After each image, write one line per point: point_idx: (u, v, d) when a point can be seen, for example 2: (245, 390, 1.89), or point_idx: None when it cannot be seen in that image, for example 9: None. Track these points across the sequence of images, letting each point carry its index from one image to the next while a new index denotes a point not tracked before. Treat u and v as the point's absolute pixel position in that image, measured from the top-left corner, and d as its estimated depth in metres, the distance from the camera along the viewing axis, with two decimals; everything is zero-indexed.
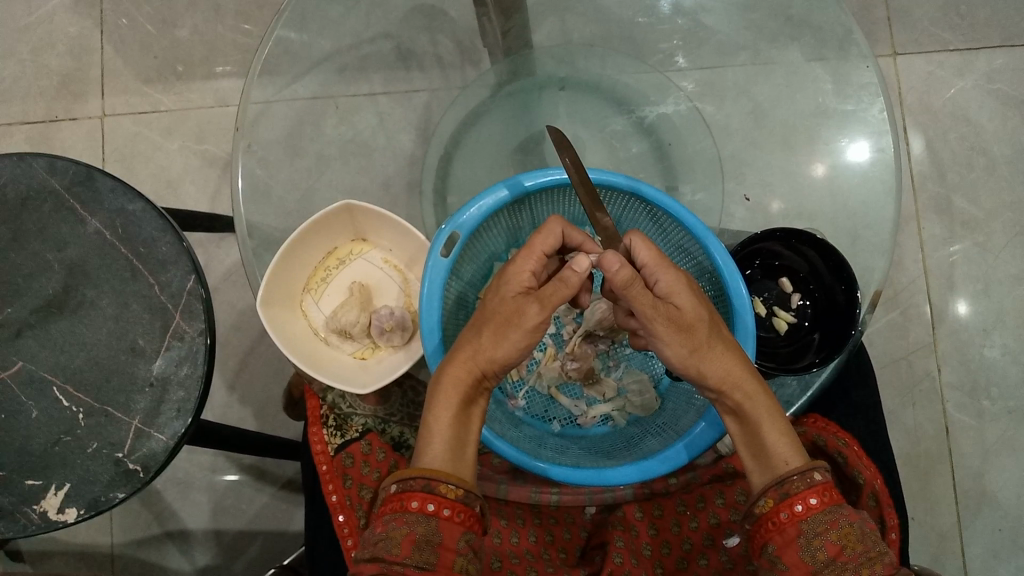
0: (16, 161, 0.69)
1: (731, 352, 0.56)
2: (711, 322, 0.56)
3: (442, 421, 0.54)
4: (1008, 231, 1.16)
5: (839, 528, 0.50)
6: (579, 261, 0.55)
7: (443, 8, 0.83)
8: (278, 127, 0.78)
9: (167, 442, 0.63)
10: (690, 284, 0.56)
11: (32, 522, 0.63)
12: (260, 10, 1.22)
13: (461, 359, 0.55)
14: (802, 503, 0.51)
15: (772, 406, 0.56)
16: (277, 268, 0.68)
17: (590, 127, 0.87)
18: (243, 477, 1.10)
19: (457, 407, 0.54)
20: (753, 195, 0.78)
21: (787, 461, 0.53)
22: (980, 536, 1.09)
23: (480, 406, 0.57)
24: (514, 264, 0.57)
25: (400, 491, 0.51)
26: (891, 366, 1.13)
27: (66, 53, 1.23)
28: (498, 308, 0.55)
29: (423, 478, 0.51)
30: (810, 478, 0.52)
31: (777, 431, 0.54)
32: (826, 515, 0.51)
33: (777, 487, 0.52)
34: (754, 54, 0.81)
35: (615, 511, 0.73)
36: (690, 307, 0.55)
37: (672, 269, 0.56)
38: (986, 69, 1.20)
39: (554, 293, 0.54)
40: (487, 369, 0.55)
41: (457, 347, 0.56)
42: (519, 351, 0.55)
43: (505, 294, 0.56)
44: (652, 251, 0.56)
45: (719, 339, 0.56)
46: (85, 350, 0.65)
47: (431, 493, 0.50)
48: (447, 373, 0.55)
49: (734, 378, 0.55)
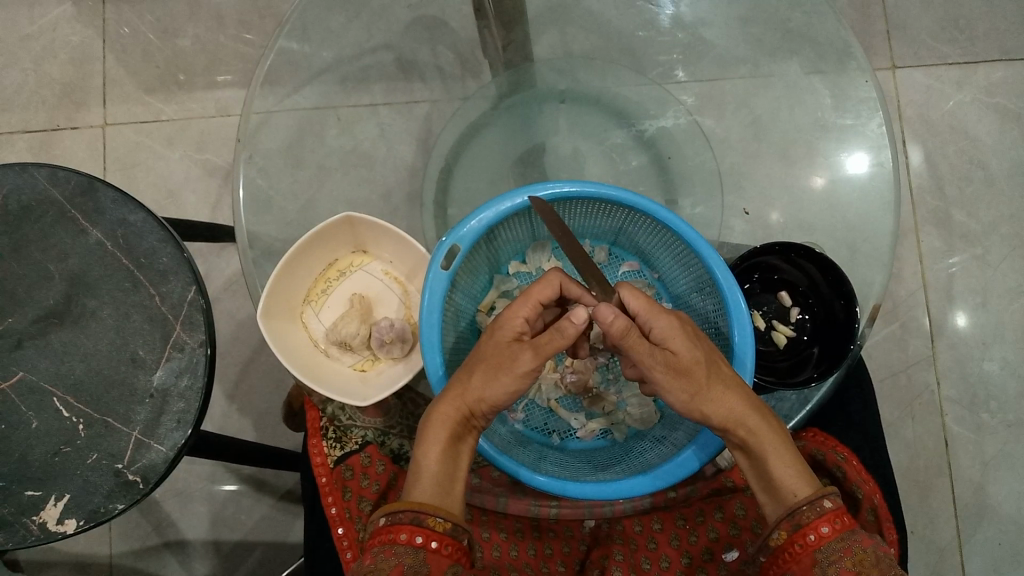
0: (18, 172, 0.70)
1: (733, 390, 0.57)
2: (710, 363, 0.57)
3: (432, 458, 0.55)
4: (1007, 244, 1.17)
5: (853, 554, 0.51)
6: (577, 311, 0.54)
7: (445, 19, 0.85)
8: (279, 138, 0.79)
9: (167, 453, 0.63)
10: (686, 328, 0.57)
11: (31, 534, 0.62)
12: (262, 20, 1.23)
13: (451, 397, 0.56)
14: (815, 533, 0.52)
15: (780, 438, 0.56)
16: (278, 279, 0.68)
17: (590, 140, 0.86)
18: (242, 487, 1.10)
19: (445, 442, 0.55)
20: (753, 209, 0.79)
21: (796, 492, 0.54)
22: (980, 550, 1.08)
23: (468, 443, 0.57)
24: (510, 309, 0.58)
25: (389, 524, 0.51)
26: (891, 379, 1.13)
27: (68, 62, 1.24)
28: (490, 353, 0.56)
29: (413, 511, 0.51)
30: (820, 506, 0.53)
31: (784, 463, 0.55)
32: (840, 542, 0.52)
33: (789, 518, 0.53)
34: (753, 67, 0.83)
35: (615, 524, 0.73)
36: (687, 350, 0.56)
37: (668, 315, 0.57)
38: (984, 83, 1.21)
39: (551, 341, 0.55)
40: (476, 407, 0.56)
41: (450, 386, 0.57)
42: (508, 394, 0.56)
43: (499, 340, 0.57)
44: (641, 300, 0.57)
45: (720, 376, 0.57)
46: (86, 360, 0.65)
47: (420, 525, 0.51)
48: (439, 411, 0.56)
49: (738, 414, 0.56)
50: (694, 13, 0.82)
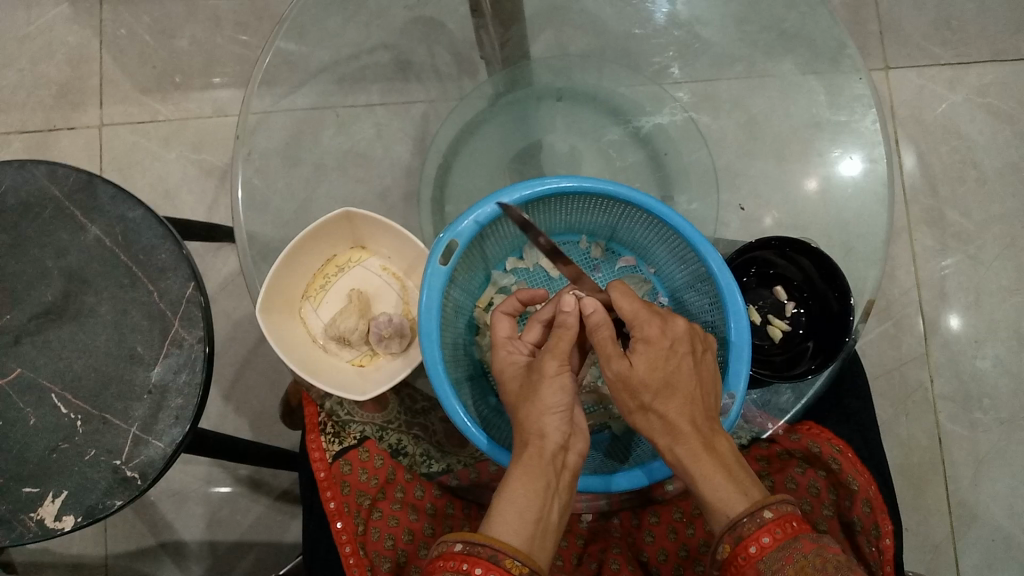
0: (17, 169, 0.70)
1: (688, 398, 0.56)
2: (666, 380, 0.56)
3: (517, 495, 0.53)
4: (999, 243, 1.18)
5: (795, 563, 0.48)
6: (566, 301, 0.60)
7: (442, 20, 0.85)
8: (276, 137, 0.79)
9: (166, 449, 0.63)
10: (659, 344, 0.57)
11: (29, 530, 0.62)
12: (260, 22, 1.23)
13: (524, 439, 0.57)
14: (755, 544, 0.50)
15: (718, 461, 0.54)
16: (277, 275, 0.68)
17: (587, 138, 0.87)
18: (237, 487, 1.10)
19: (518, 482, 0.54)
20: (748, 205, 0.81)
21: (730, 509, 0.52)
22: (973, 547, 1.09)
23: (561, 484, 0.56)
24: (498, 352, 0.63)
25: (466, 553, 0.49)
26: (885, 377, 1.14)
27: (64, 62, 1.24)
28: (520, 387, 0.60)
29: (492, 547, 0.49)
30: (760, 517, 0.51)
31: (715, 485, 0.54)
32: (780, 551, 0.49)
33: (730, 532, 0.52)
34: (749, 66, 0.84)
35: (613, 518, 0.77)
36: (643, 369, 0.56)
37: (641, 331, 0.58)
38: (976, 84, 1.23)
39: (559, 341, 0.59)
40: (541, 440, 0.56)
41: (523, 431, 0.57)
42: (559, 405, 0.57)
43: (513, 376, 0.61)
44: (632, 302, 0.59)
45: (670, 395, 0.56)
46: (85, 356, 0.65)
47: (497, 564, 0.48)
48: (517, 455, 0.56)
49: (677, 433, 0.55)
50: (690, 11, 0.83)
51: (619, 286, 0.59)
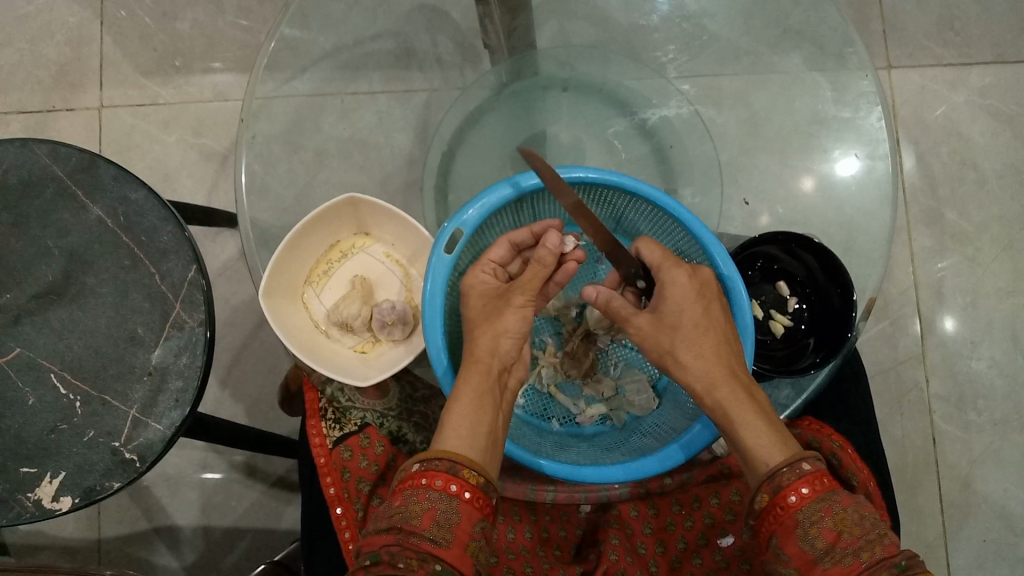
0: (19, 147, 0.69)
1: (717, 347, 0.58)
2: (696, 324, 0.59)
3: (469, 411, 0.55)
4: (997, 245, 1.18)
5: (833, 514, 0.48)
6: (551, 238, 0.63)
7: (445, 9, 0.84)
8: (278, 123, 0.78)
9: (165, 431, 0.63)
10: (688, 286, 0.60)
11: (26, 511, 0.62)
12: (261, 7, 1.22)
13: (475, 363, 0.59)
14: (795, 494, 0.49)
15: (757, 408, 0.55)
16: (279, 260, 0.68)
17: (592, 131, 0.87)
18: (232, 473, 1.10)
19: (474, 394, 0.57)
20: (752, 200, 0.79)
21: (769, 458, 0.52)
22: (964, 546, 1.10)
23: (504, 400, 0.59)
24: (470, 275, 0.66)
25: (424, 469, 0.50)
26: (881, 376, 1.14)
27: (64, 43, 1.23)
28: (479, 312, 0.63)
29: (449, 459, 0.50)
30: (799, 468, 0.50)
31: (756, 432, 0.54)
32: (820, 503, 0.49)
33: (769, 480, 0.51)
34: (755, 60, 0.83)
35: (610, 510, 0.75)
36: (673, 308, 0.60)
37: (668, 275, 0.61)
38: (978, 85, 1.23)
39: (533, 276, 0.62)
40: (493, 361, 0.60)
41: (474, 349, 0.60)
42: (512, 331, 0.61)
43: (480, 296, 0.64)
44: (659, 250, 0.63)
45: (701, 339, 0.58)
46: (85, 337, 0.65)
47: (455, 474, 0.50)
48: (466, 371, 0.59)
49: (712, 377, 0.57)
50: (697, 4, 0.83)
51: (643, 237, 0.64)
